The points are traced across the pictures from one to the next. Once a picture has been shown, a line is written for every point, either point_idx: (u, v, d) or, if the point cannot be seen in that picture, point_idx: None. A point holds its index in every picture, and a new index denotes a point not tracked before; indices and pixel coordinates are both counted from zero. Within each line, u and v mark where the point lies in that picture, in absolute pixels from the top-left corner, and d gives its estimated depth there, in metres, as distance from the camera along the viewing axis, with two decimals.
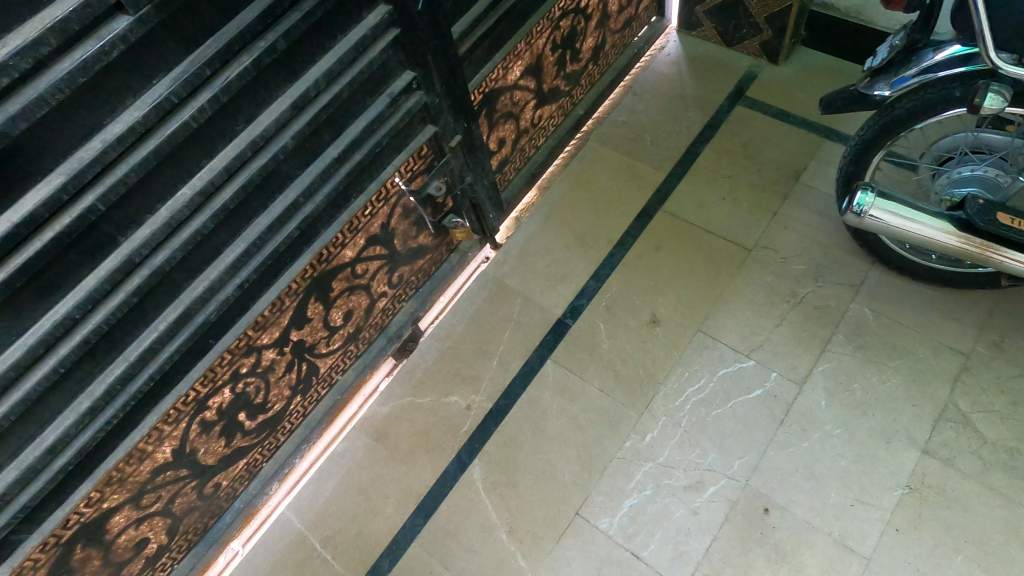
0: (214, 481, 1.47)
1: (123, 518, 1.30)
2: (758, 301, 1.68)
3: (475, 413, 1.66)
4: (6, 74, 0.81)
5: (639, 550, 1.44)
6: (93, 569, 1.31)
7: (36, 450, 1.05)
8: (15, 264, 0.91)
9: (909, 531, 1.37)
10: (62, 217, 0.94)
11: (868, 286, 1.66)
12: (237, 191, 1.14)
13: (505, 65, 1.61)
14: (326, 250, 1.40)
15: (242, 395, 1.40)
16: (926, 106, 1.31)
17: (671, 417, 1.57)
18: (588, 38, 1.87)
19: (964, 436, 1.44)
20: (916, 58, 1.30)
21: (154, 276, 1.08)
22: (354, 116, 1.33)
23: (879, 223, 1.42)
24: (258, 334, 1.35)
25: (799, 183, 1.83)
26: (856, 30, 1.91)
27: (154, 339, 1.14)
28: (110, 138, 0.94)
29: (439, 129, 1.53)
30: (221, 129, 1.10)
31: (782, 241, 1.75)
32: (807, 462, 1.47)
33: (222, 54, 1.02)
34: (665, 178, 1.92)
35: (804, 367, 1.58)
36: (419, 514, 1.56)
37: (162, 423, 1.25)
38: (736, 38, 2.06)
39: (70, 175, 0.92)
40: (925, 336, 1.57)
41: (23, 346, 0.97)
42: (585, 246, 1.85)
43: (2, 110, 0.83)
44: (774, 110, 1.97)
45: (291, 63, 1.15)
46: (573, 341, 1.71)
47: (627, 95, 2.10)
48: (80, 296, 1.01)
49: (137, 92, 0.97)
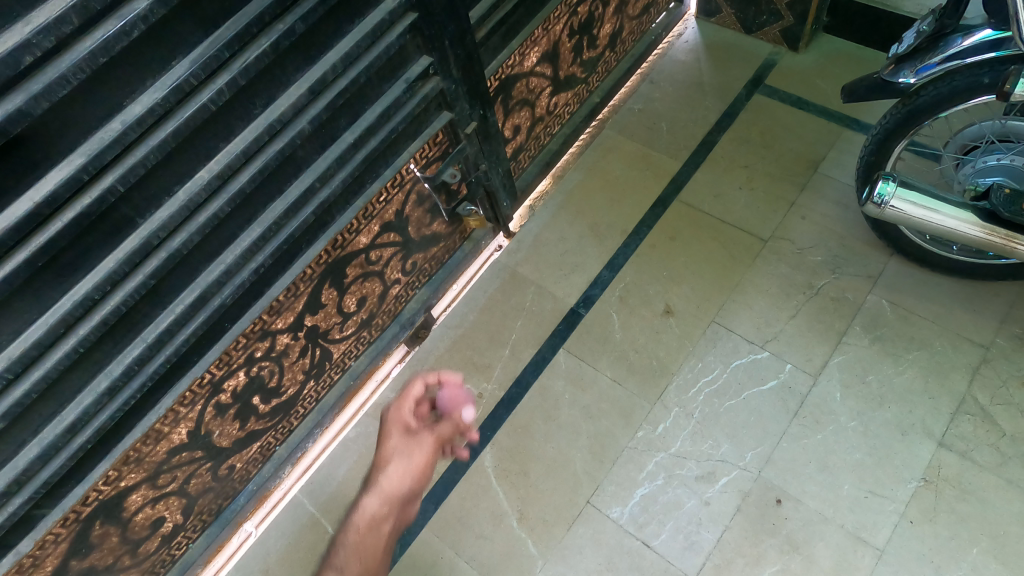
0: (229, 463, 1.50)
1: (140, 497, 1.32)
2: (774, 292, 1.67)
3: (486, 401, 1.66)
4: (30, 52, 0.82)
5: (650, 539, 1.44)
6: (111, 546, 1.33)
7: (57, 428, 1.07)
8: (37, 243, 0.92)
9: (924, 524, 1.36)
10: (83, 198, 0.95)
11: (886, 278, 1.63)
12: (253, 174, 1.14)
13: (522, 51, 1.60)
14: (341, 236, 1.41)
15: (256, 378, 1.42)
16: (952, 93, 1.29)
17: (684, 408, 1.56)
18: (605, 24, 1.85)
19: (983, 428, 1.42)
20: (944, 43, 1.27)
21: (172, 258, 1.10)
22: (371, 102, 1.32)
23: (900, 214, 1.40)
24: (273, 318, 1.36)
25: (818, 173, 1.80)
26: (880, 17, 1.87)
27: (172, 321, 1.15)
28: (130, 119, 0.95)
29: (454, 115, 1.52)
30: (238, 113, 1.11)
31: (799, 232, 1.73)
32: (821, 454, 1.46)
33: (241, 36, 1.02)
34: (681, 167, 1.90)
35: (819, 358, 1.56)
36: (430, 499, 1.57)
37: (178, 405, 1.27)
38: (756, 26, 2.03)
39: (90, 155, 0.93)
40: (945, 328, 1.55)
41: (44, 325, 0.99)
42: (599, 234, 1.84)
43: (25, 89, 0.84)
44: (794, 99, 1.94)
45: (308, 46, 1.15)
46: (586, 330, 1.71)
47: (644, 83, 2.08)
48: (99, 276, 1.02)
49: (157, 74, 0.98)
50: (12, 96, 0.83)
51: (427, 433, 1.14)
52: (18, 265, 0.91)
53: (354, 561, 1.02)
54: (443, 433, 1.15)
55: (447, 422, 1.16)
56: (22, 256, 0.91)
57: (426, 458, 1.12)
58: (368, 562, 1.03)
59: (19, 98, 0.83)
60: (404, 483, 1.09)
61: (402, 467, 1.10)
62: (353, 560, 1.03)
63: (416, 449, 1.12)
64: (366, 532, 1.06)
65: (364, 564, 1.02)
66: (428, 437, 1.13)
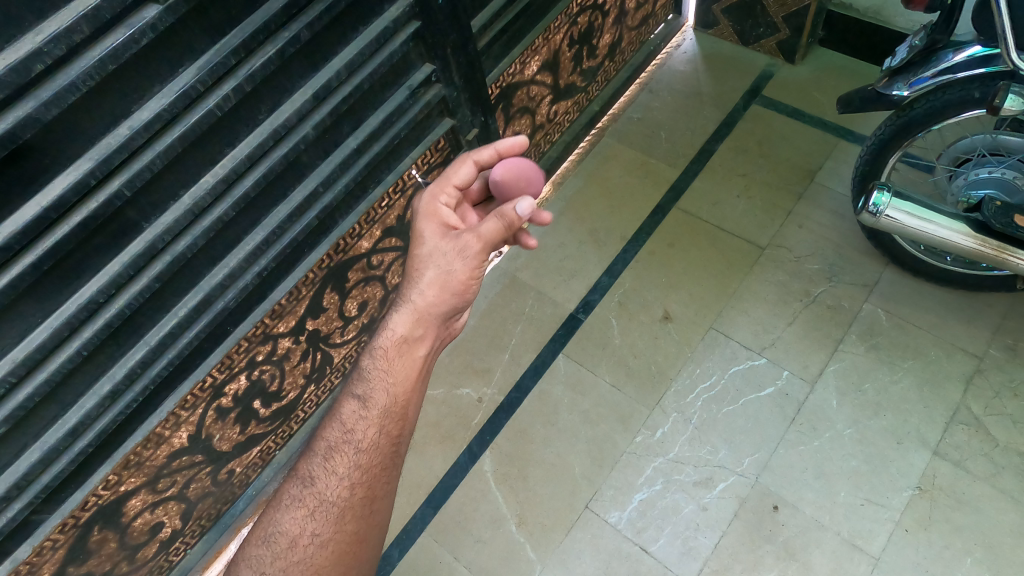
0: (228, 467, 1.50)
1: (140, 501, 1.32)
2: (771, 299, 1.69)
3: (486, 405, 1.67)
4: (42, 59, 0.83)
5: (648, 544, 1.45)
6: (109, 551, 1.32)
7: (59, 432, 1.07)
8: (44, 247, 0.93)
9: (919, 532, 1.38)
10: (90, 202, 0.96)
11: (882, 287, 1.66)
12: (258, 179, 1.15)
13: (523, 60, 1.62)
14: (343, 241, 1.42)
15: (257, 382, 1.42)
16: (944, 106, 1.32)
17: (682, 413, 1.58)
18: (605, 34, 1.87)
19: (976, 438, 1.45)
20: (936, 58, 1.30)
21: (176, 262, 1.10)
22: (374, 108, 1.34)
23: (895, 223, 1.43)
24: (275, 322, 1.36)
25: (814, 183, 1.83)
26: (874, 30, 1.91)
27: (175, 325, 1.15)
28: (137, 125, 0.96)
29: (456, 122, 1.54)
30: (244, 119, 1.11)
31: (795, 240, 1.76)
32: (817, 460, 1.48)
33: (248, 42, 1.03)
34: (680, 175, 1.92)
35: (816, 365, 1.59)
36: (429, 505, 1.57)
37: (179, 409, 1.27)
38: (752, 37, 2.07)
39: (98, 160, 0.93)
40: (939, 338, 1.57)
41: (48, 329, 0.99)
42: (598, 241, 1.85)
43: (36, 95, 0.84)
44: (790, 109, 1.97)
45: (314, 53, 1.16)
46: (585, 335, 1.72)
47: (643, 92, 2.11)
48: (104, 280, 1.02)
49: (164, 80, 0.98)
50: (23, 102, 0.83)
51: (487, 221, 1.03)
52: (25, 269, 0.92)
53: (376, 406, 1.00)
54: (491, 236, 1.03)
55: (493, 223, 1.02)
56: (29, 260, 0.92)
57: (471, 265, 1.04)
58: (397, 391, 1.01)
59: (30, 106, 0.83)
60: (448, 289, 1.03)
61: (443, 270, 1.03)
62: (387, 381, 1.01)
63: (468, 233, 1.04)
64: (398, 356, 1.02)
65: (392, 423, 1.00)
66: (491, 223, 1.02)
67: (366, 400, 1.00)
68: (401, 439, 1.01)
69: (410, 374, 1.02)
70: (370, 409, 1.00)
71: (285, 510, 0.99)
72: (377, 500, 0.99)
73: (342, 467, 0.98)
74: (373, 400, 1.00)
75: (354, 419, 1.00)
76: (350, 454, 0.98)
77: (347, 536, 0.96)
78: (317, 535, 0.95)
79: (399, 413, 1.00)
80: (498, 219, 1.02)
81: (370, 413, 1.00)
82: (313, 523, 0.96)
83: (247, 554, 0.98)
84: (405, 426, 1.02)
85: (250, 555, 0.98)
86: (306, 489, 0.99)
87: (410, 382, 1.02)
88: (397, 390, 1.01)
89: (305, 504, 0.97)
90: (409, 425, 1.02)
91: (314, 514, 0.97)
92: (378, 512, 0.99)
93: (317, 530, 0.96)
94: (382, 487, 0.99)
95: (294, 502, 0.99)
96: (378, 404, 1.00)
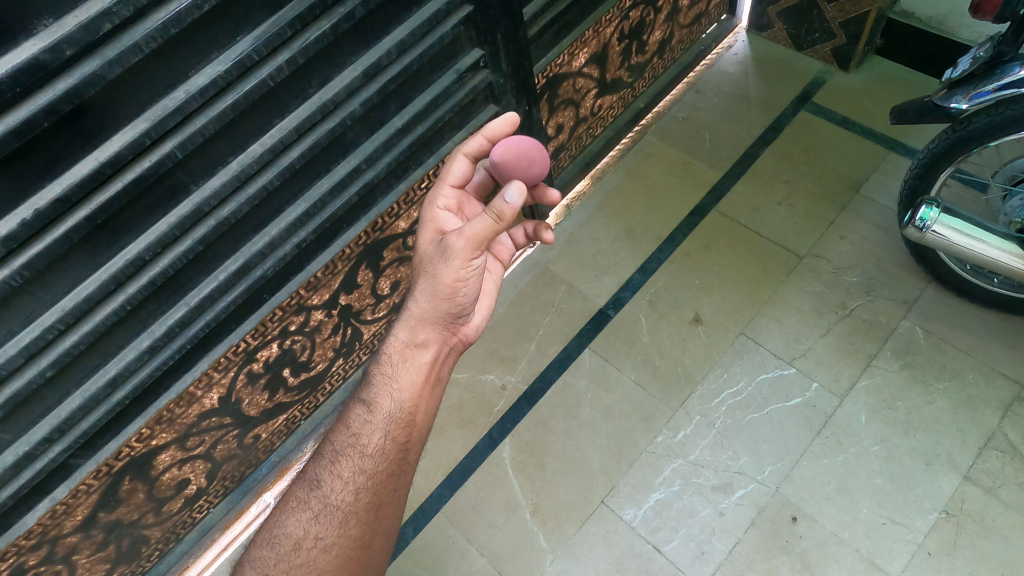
0: (254, 432, 1.53)
1: (169, 457, 1.36)
2: (806, 309, 1.66)
3: (509, 393, 1.68)
4: (109, 20, 0.85)
5: (661, 544, 1.45)
6: (137, 502, 1.37)
7: (99, 381, 1.11)
8: (98, 202, 0.95)
9: (942, 556, 1.34)
10: (143, 161, 0.98)
11: (921, 304, 1.62)
12: (304, 151, 1.17)
13: (571, 51, 1.62)
14: (381, 219, 1.44)
15: (288, 351, 1.44)
16: (1004, 122, 1.28)
17: (706, 417, 1.57)
18: (655, 30, 1.86)
19: (1011, 466, 1.40)
20: (1000, 72, 1.26)
21: (220, 226, 1.12)
22: (421, 90, 1.35)
23: (941, 240, 1.39)
24: (310, 293, 1.39)
25: (859, 195, 1.79)
26: (934, 42, 1.85)
27: (215, 287, 1.18)
28: (193, 89, 0.97)
29: (500, 109, 1.54)
30: (295, 91, 1.13)
31: (835, 252, 1.73)
32: (841, 474, 1.45)
33: (304, 16, 1.04)
34: (721, 178, 1.90)
35: (847, 379, 1.56)
36: (446, 486, 1.58)
37: (212, 370, 1.30)
38: (807, 42, 2.03)
39: (154, 121, 0.96)
40: (978, 361, 1.53)
41: (96, 281, 1.02)
42: (633, 239, 1.84)
43: (101, 54, 0.86)
44: (840, 118, 1.93)
45: (367, 30, 1.17)
46: (613, 331, 1.72)
47: (690, 91, 2.08)
48: (151, 238, 1.05)
49: (222, 47, 1.00)
50: (89, 60, 0.86)
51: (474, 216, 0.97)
52: (79, 221, 0.95)
53: (380, 412, 1.02)
54: (478, 234, 0.97)
55: (481, 218, 0.96)
56: (84, 212, 0.95)
57: (459, 268, 0.99)
58: (402, 398, 1.02)
59: (96, 63, 0.86)
60: (445, 296, 1.02)
61: (433, 277, 1.01)
62: (391, 388, 1.02)
63: (452, 234, 0.99)
64: (402, 362, 1.03)
65: (397, 429, 1.01)
66: (477, 221, 0.96)
67: (371, 405, 1.03)
68: (407, 445, 1.02)
69: (415, 380, 1.03)
70: (375, 415, 1.02)
71: (292, 513, 1.02)
72: (382, 505, 1.01)
73: (346, 471, 1.01)
74: (378, 405, 1.03)
75: (359, 425, 1.03)
76: (355, 459, 1.01)
77: (352, 540, 0.98)
78: (322, 537, 0.98)
79: (404, 419, 1.02)
80: (485, 215, 0.95)
81: (375, 419, 1.02)
82: (317, 526, 0.99)
83: (253, 554, 1.02)
84: (412, 432, 1.03)
85: (256, 555, 1.01)
86: (312, 492, 1.02)
87: (416, 390, 1.03)
88: (402, 396, 1.02)
89: (310, 507, 1.01)
90: (415, 431, 1.03)
91: (318, 517, 1.00)
92: (384, 518, 1.01)
93: (321, 533, 0.98)
94: (389, 492, 1.01)
95: (300, 504, 1.02)
96: (383, 410, 1.02)
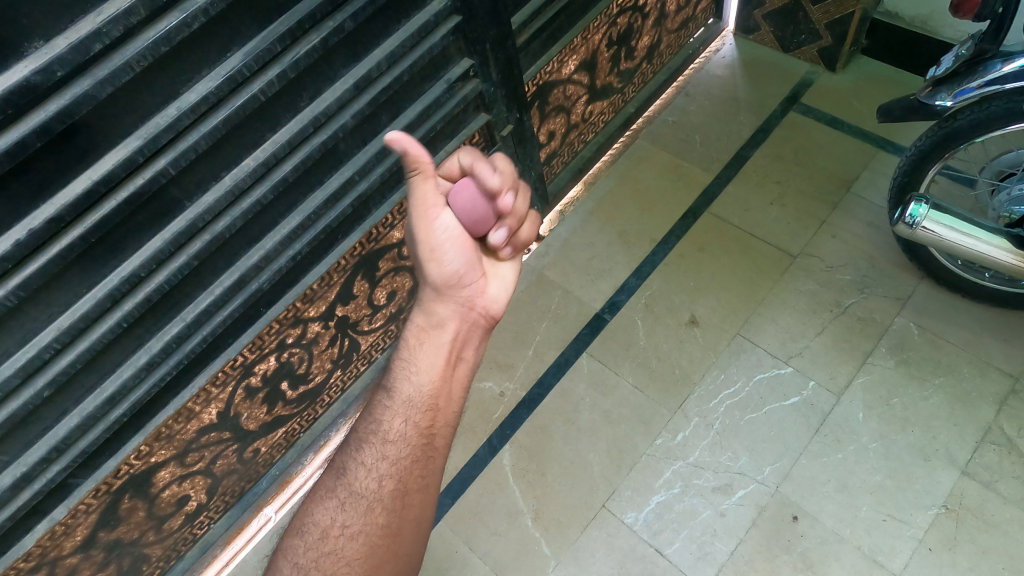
0: (254, 446, 1.53)
1: (168, 473, 1.35)
2: (800, 309, 1.67)
3: (508, 400, 1.68)
4: (100, 40, 0.85)
5: (663, 547, 1.45)
6: (137, 519, 1.36)
7: (96, 399, 1.10)
8: (92, 220, 0.96)
9: (943, 551, 1.35)
10: (136, 178, 0.98)
11: (915, 300, 1.63)
12: (297, 165, 1.17)
13: (561, 58, 1.63)
14: (376, 230, 1.44)
15: (286, 364, 1.44)
16: (988, 119, 1.30)
17: (704, 419, 1.57)
18: (643, 36, 1.87)
19: (1007, 459, 1.41)
20: (983, 69, 1.27)
21: (215, 241, 1.12)
22: (412, 101, 1.35)
23: (931, 236, 1.41)
24: (306, 306, 1.39)
25: (849, 193, 1.81)
26: (919, 40, 1.87)
27: (211, 302, 1.18)
28: (185, 106, 0.98)
29: (491, 118, 1.55)
30: (286, 105, 1.14)
31: (828, 250, 1.74)
32: (840, 472, 1.46)
33: (293, 30, 1.04)
34: (712, 180, 1.91)
35: (843, 377, 1.57)
36: (447, 495, 1.58)
37: (211, 385, 1.30)
38: (794, 44, 2.05)
39: (146, 138, 0.96)
40: (973, 355, 1.54)
41: (92, 299, 1.02)
42: (629, 243, 1.85)
43: (92, 74, 0.87)
44: (828, 118, 1.94)
45: (355, 43, 1.18)
46: (610, 335, 1.72)
47: (679, 95, 2.10)
48: (146, 255, 1.05)
49: (212, 64, 1.01)
50: (81, 80, 0.86)
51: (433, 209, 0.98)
52: (73, 240, 0.95)
53: (401, 396, 1.03)
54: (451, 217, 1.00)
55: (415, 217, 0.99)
56: (78, 231, 0.95)
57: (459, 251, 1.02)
58: (421, 382, 1.03)
59: (87, 83, 0.86)
60: (437, 268, 1.02)
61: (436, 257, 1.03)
62: (411, 371, 1.03)
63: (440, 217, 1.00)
64: (420, 344, 1.05)
65: (419, 413, 1.02)
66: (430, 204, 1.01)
67: (392, 391, 1.04)
68: (431, 429, 1.02)
69: (435, 362, 1.03)
70: (396, 400, 1.03)
71: (320, 504, 1.03)
72: (409, 491, 0.99)
73: (370, 457, 1.01)
74: (399, 389, 1.04)
75: (381, 412, 1.04)
76: (377, 446, 1.01)
77: (378, 527, 0.97)
78: (348, 525, 0.98)
79: (426, 403, 1.02)
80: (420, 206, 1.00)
81: (396, 404, 1.03)
82: (344, 513, 0.99)
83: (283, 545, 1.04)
84: (435, 417, 1.03)
85: (285, 545, 1.03)
86: (337, 482, 1.03)
87: (436, 373, 1.03)
88: (421, 379, 1.03)
89: (336, 495, 1.01)
90: (439, 416, 1.03)
91: (344, 505, 1.00)
92: (412, 505, 0.99)
93: (347, 520, 0.98)
94: (417, 479, 1.00)
95: (327, 494, 1.03)
96: (404, 394, 1.03)
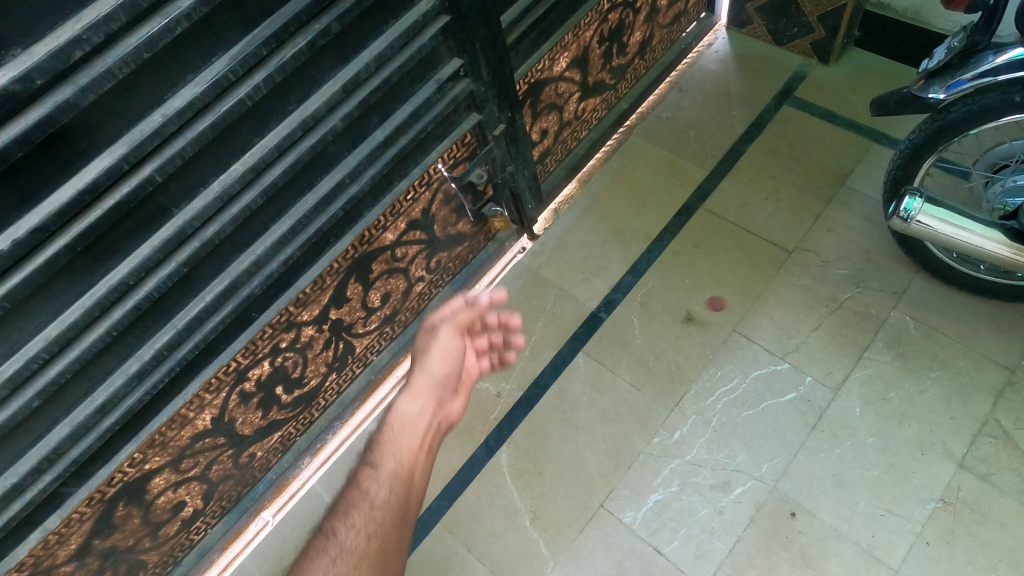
0: (250, 451, 1.52)
1: (163, 480, 1.35)
2: (797, 304, 1.67)
3: (505, 400, 1.68)
4: (80, 47, 0.84)
5: (662, 546, 1.44)
6: (133, 527, 1.35)
7: (87, 409, 1.09)
8: (77, 229, 0.94)
9: (941, 545, 1.35)
10: (122, 186, 0.97)
11: (910, 294, 1.63)
12: (286, 169, 1.16)
13: (552, 56, 1.62)
14: (368, 232, 1.43)
15: (280, 368, 1.44)
16: (981, 111, 1.29)
17: (701, 416, 1.57)
18: (635, 31, 1.86)
19: (1004, 452, 1.41)
20: (975, 60, 1.26)
21: (205, 247, 1.11)
22: (401, 102, 1.34)
23: (926, 230, 1.40)
24: (299, 310, 1.38)
25: (844, 187, 1.80)
26: (912, 31, 1.86)
27: (202, 309, 1.17)
28: (170, 112, 0.96)
29: (483, 117, 1.53)
30: (274, 109, 1.12)
31: (823, 245, 1.73)
32: (838, 468, 1.46)
33: (279, 34, 1.03)
34: (707, 176, 1.90)
35: (840, 373, 1.56)
36: (445, 496, 1.58)
37: (204, 391, 1.29)
38: (787, 37, 2.04)
39: (131, 146, 0.95)
40: (968, 348, 1.54)
41: (80, 308, 1.01)
42: (624, 241, 1.84)
43: (73, 81, 0.85)
44: (822, 111, 1.94)
45: (343, 44, 1.16)
46: (606, 334, 1.72)
47: (672, 91, 2.09)
48: (134, 263, 1.04)
49: (197, 69, 0.99)
50: (61, 88, 0.85)
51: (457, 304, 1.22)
52: (60, 249, 0.94)
53: (383, 469, 1.02)
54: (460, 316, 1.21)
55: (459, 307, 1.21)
56: (64, 241, 0.94)
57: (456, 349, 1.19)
58: (404, 456, 1.04)
59: (68, 91, 0.85)
60: (439, 365, 1.16)
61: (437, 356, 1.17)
62: (392, 448, 1.05)
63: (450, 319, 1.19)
64: (400, 428, 1.08)
65: (403, 481, 1.01)
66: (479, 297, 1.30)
67: (374, 466, 1.03)
68: (413, 498, 1.01)
69: (414, 440, 1.07)
70: (379, 472, 1.02)
71: None
72: (390, 552, 0.93)
73: (354, 525, 0.95)
74: (382, 465, 1.03)
75: (361, 486, 1.01)
76: (361, 513, 0.97)
77: None
78: None
79: (407, 474, 1.02)
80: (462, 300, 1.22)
81: (378, 476, 1.01)
82: None
83: None
84: (415, 490, 1.02)
85: None
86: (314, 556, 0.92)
87: (416, 450, 1.06)
88: (402, 454, 1.04)
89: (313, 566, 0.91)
90: (417, 488, 1.02)
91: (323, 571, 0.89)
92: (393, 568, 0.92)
93: None
94: (397, 543, 0.95)
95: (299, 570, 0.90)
96: (387, 467, 1.02)
